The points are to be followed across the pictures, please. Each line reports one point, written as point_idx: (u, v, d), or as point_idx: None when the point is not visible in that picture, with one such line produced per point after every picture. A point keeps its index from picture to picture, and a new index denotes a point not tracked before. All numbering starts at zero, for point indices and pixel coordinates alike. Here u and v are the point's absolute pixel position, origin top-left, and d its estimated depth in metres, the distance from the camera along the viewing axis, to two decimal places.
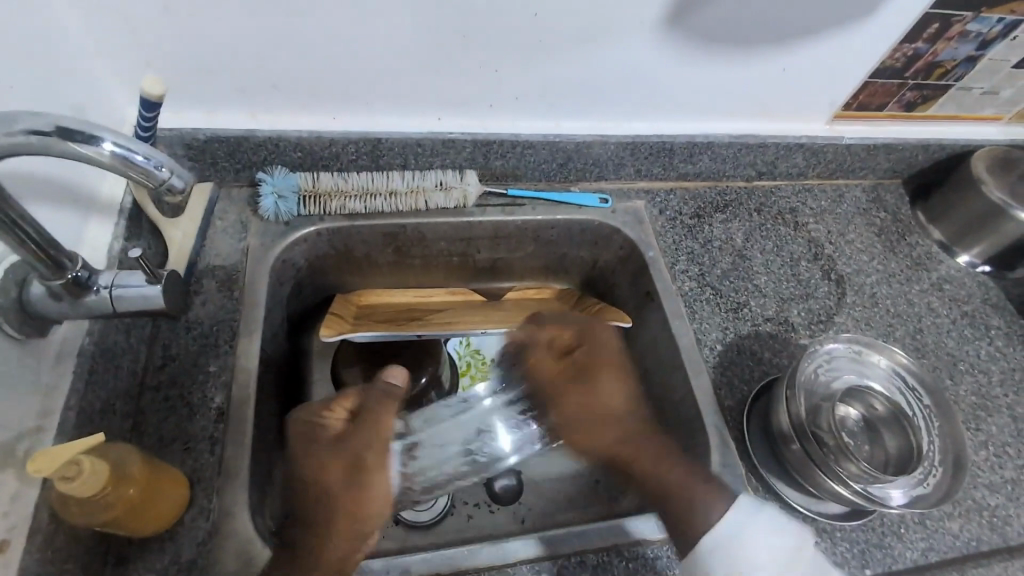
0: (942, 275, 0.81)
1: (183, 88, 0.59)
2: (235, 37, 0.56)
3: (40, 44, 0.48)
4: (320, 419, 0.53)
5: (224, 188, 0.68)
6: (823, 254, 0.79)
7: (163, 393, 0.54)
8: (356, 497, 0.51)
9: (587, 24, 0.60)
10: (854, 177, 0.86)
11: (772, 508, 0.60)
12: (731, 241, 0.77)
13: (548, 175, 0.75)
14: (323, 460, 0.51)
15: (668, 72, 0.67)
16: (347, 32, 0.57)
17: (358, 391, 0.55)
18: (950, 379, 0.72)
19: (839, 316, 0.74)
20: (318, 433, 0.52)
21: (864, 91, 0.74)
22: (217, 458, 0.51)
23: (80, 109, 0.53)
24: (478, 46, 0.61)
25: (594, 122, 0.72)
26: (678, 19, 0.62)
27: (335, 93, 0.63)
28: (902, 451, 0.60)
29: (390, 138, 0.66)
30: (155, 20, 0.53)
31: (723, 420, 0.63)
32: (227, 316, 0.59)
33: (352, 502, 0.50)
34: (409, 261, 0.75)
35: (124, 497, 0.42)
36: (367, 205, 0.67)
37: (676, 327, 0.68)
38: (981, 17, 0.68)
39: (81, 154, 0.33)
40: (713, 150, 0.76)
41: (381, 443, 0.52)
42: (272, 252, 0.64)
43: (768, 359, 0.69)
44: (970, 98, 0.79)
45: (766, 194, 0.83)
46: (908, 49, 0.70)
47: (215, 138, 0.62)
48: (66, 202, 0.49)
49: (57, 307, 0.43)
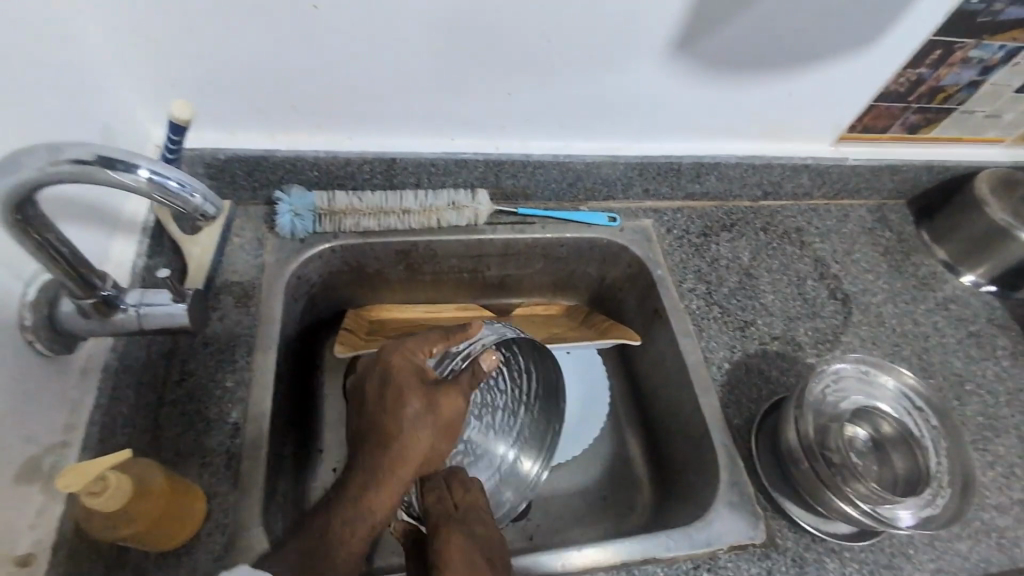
0: (948, 295, 0.82)
1: (205, 111, 0.61)
2: (259, 62, 0.58)
3: (72, 69, 0.50)
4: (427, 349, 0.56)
5: (242, 207, 0.69)
6: (829, 273, 0.80)
7: (181, 408, 0.55)
8: (416, 431, 0.52)
9: (598, 48, 0.62)
10: (860, 198, 0.87)
11: (780, 527, 0.60)
12: (738, 260, 0.78)
13: (557, 194, 0.76)
14: (429, 397, 0.53)
15: (677, 94, 0.69)
16: (363, 54, 0.59)
17: (443, 337, 0.57)
18: (957, 399, 0.72)
19: (846, 335, 0.75)
20: (413, 376, 0.54)
21: (869, 114, 0.76)
22: (233, 473, 0.52)
23: (106, 129, 0.54)
24: (493, 70, 0.63)
25: (603, 143, 0.73)
26: (686, 45, 0.63)
27: (352, 116, 0.64)
28: (909, 471, 0.60)
29: (404, 158, 0.68)
30: (182, 45, 0.55)
31: (732, 439, 0.64)
32: (243, 332, 0.60)
33: (403, 430, 0.52)
34: (421, 277, 0.76)
35: (147, 510, 0.43)
36: (381, 223, 0.69)
37: (684, 345, 0.69)
38: (984, 44, 0.69)
39: (117, 181, 0.35)
40: (720, 171, 0.78)
41: (409, 352, 0.56)
42: (288, 269, 0.66)
43: (776, 377, 0.69)
44: (973, 121, 0.80)
45: (771, 213, 0.84)
46: (912, 74, 0.71)
47: (235, 158, 0.64)
48: (94, 223, 0.51)
49: (86, 324, 0.45)
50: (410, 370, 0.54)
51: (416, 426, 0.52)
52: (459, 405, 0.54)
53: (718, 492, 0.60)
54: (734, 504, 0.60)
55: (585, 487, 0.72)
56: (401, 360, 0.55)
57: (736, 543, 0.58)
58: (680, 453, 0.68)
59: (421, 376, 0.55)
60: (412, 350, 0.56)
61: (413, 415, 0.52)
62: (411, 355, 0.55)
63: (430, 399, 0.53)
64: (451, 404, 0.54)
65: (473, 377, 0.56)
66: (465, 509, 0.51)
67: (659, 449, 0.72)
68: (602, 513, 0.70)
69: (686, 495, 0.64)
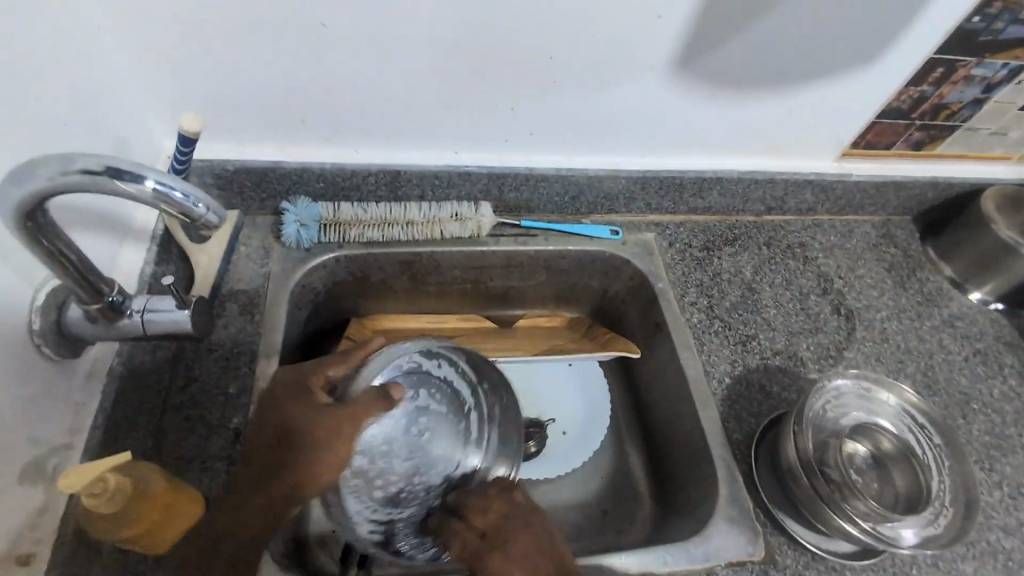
0: (954, 312, 0.81)
1: (215, 123, 0.63)
2: (268, 76, 0.59)
3: (90, 84, 0.52)
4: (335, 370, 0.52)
5: (249, 217, 0.71)
6: (833, 288, 0.80)
7: (184, 413, 0.56)
8: (297, 432, 0.47)
9: (599, 66, 0.63)
10: (865, 213, 0.87)
11: (780, 545, 0.59)
12: (740, 274, 0.78)
13: (560, 208, 0.77)
14: (316, 412, 0.48)
15: (679, 111, 0.69)
16: (370, 70, 0.60)
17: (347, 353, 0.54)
18: (963, 417, 0.71)
19: (849, 351, 0.74)
20: (307, 393, 0.50)
21: (872, 130, 0.76)
22: (232, 479, 0.53)
23: (120, 141, 0.56)
24: (496, 85, 0.64)
25: (605, 158, 0.74)
26: (687, 62, 0.64)
27: (358, 129, 0.66)
28: (911, 489, 0.59)
29: (409, 170, 0.69)
30: (195, 62, 0.57)
31: (732, 454, 0.63)
32: (247, 339, 0.61)
33: (292, 439, 0.47)
34: (425, 287, 0.76)
35: (146, 514, 0.43)
36: (385, 234, 0.70)
37: (684, 358, 0.69)
38: (986, 62, 0.69)
39: (124, 191, 0.36)
40: (723, 186, 0.78)
41: (337, 363, 0.53)
42: (293, 278, 0.67)
43: (777, 393, 0.69)
44: (978, 138, 0.80)
45: (775, 228, 0.84)
46: (914, 92, 0.71)
47: (244, 169, 0.65)
48: (103, 232, 0.52)
49: (93, 330, 0.46)
50: (298, 395, 0.50)
51: (322, 443, 0.47)
52: (353, 424, 0.48)
53: (717, 508, 0.60)
54: (733, 520, 0.59)
55: (585, 500, 0.71)
56: (291, 375, 0.52)
57: (735, 560, 0.57)
58: (680, 467, 0.67)
59: (313, 394, 0.50)
60: (321, 366, 0.52)
61: (310, 416, 0.48)
62: (314, 366, 0.52)
63: (332, 426, 0.47)
64: (345, 419, 0.48)
65: (379, 395, 0.50)
66: (500, 527, 0.50)
67: (659, 463, 0.71)
68: (601, 526, 0.69)
69: (686, 509, 0.64)
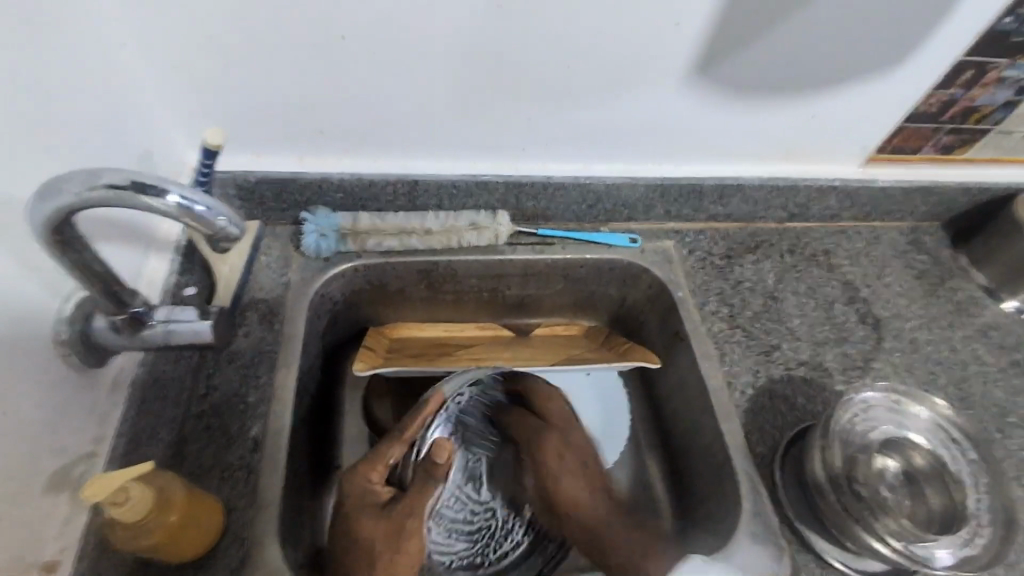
0: (988, 321, 0.78)
1: (236, 136, 0.64)
2: (289, 89, 0.60)
3: (116, 100, 0.53)
4: (368, 485, 0.54)
5: (270, 227, 0.72)
6: (859, 297, 0.77)
7: (205, 422, 0.56)
8: (372, 545, 0.51)
9: (615, 75, 0.63)
10: (892, 220, 0.85)
11: (806, 562, 0.58)
12: (763, 283, 0.77)
13: (578, 215, 0.76)
14: (381, 518, 0.52)
15: (697, 117, 0.68)
16: (387, 83, 0.61)
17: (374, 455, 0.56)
18: (999, 431, 0.69)
19: (877, 361, 0.72)
20: (367, 498, 0.54)
21: (899, 134, 0.74)
22: (252, 487, 0.53)
23: (145, 154, 0.57)
24: (513, 95, 0.64)
25: (623, 166, 0.73)
26: (704, 70, 0.63)
27: (376, 140, 0.66)
28: (945, 507, 0.57)
29: (427, 180, 0.69)
30: (219, 78, 0.58)
31: (755, 468, 0.62)
32: (267, 348, 0.62)
33: (373, 549, 0.51)
34: (442, 296, 0.76)
35: (167, 522, 0.44)
36: (402, 243, 0.70)
37: (705, 369, 0.68)
38: (1018, 64, 0.67)
39: (148, 205, 0.37)
40: (743, 193, 0.77)
41: (372, 465, 0.55)
42: (312, 288, 0.67)
43: (802, 404, 0.67)
44: (1011, 141, 0.77)
45: (798, 235, 0.82)
46: (942, 95, 0.69)
47: (264, 180, 0.66)
48: (129, 243, 0.53)
49: (118, 340, 0.47)
50: (365, 497, 0.54)
51: (392, 548, 0.51)
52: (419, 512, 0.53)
53: (740, 523, 0.58)
54: (756, 536, 0.58)
55: None
56: (358, 484, 0.54)
57: None
58: (701, 480, 0.66)
59: (374, 495, 0.54)
60: (368, 472, 0.55)
61: (376, 521, 0.52)
62: (362, 477, 0.55)
63: (397, 526, 0.52)
64: (410, 512, 0.53)
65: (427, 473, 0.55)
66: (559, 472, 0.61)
67: (680, 475, 0.70)
68: None
69: (707, 523, 0.63)
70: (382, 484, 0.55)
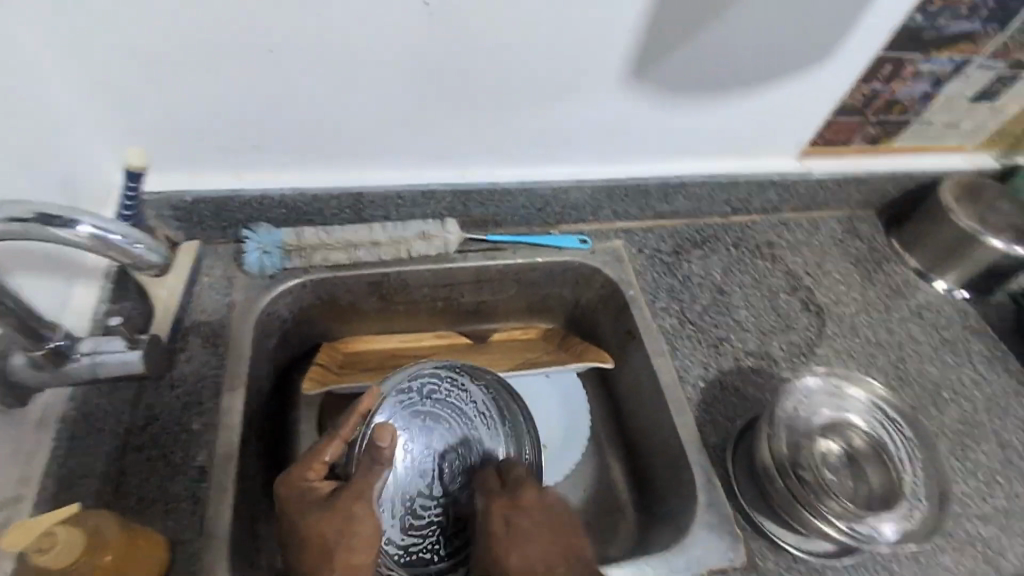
0: (921, 303, 0.82)
1: (168, 155, 0.61)
2: (222, 104, 0.58)
3: (35, 123, 0.51)
4: (308, 480, 0.53)
5: (210, 246, 0.69)
6: (802, 286, 0.80)
7: (145, 454, 0.54)
8: (318, 537, 0.50)
9: (556, 79, 0.64)
10: (830, 210, 0.88)
11: (761, 548, 0.59)
12: (711, 277, 0.79)
13: (527, 220, 0.77)
14: (325, 510, 0.50)
15: (638, 119, 0.70)
16: (325, 95, 0.60)
17: (310, 453, 0.54)
18: (935, 407, 0.72)
19: (820, 347, 0.75)
20: (308, 495, 0.52)
21: (829, 128, 0.77)
22: (199, 519, 0.51)
23: (68, 179, 0.55)
24: (454, 104, 0.64)
25: (570, 169, 0.74)
26: (641, 73, 0.65)
27: (317, 154, 0.65)
28: (884, 484, 0.60)
29: (372, 191, 0.68)
30: (146, 96, 0.56)
31: (709, 459, 0.63)
32: (211, 372, 0.60)
33: (320, 542, 0.50)
34: (394, 307, 0.76)
35: (99, 565, 0.42)
36: (350, 256, 0.69)
37: (658, 365, 0.69)
38: (932, 58, 0.71)
39: (58, 236, 0.36)
40: (687, 190, 0.78)
41: (312, 461, 0.54)
42: (257, 307, 0.65)
43: (752, 393, 0.69)
44: (933, 130, 0.82)
45: (742, 228, 0.84)
46: (866, 89, 0.73)
47: (201, 199, 0.64)
48: (51, 276, 0.52)
49: (39, 375, 0.46)
50: (305, 494, 0.52)
51: (344, 532, 0.50)
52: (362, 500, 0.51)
53: (696, 515, 0.60)
54: (712, 526, 0.59)
55: None
56: (299, 481, 0.53)
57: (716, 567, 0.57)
58: (659, 475, 0.67)
59: (315, 491, 0.52)
60: (308, 471, 0.53)
61: (320, 514, 0.50)
62: (301, 474, 0.53)
63: (342, 513, 0.50)
64: (355, 498, 0.51)
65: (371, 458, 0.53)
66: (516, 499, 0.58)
67: (640, 471, 0.71)
68: None
69: (666, 517, 0.64)
70: (323, 480, 0.54)
